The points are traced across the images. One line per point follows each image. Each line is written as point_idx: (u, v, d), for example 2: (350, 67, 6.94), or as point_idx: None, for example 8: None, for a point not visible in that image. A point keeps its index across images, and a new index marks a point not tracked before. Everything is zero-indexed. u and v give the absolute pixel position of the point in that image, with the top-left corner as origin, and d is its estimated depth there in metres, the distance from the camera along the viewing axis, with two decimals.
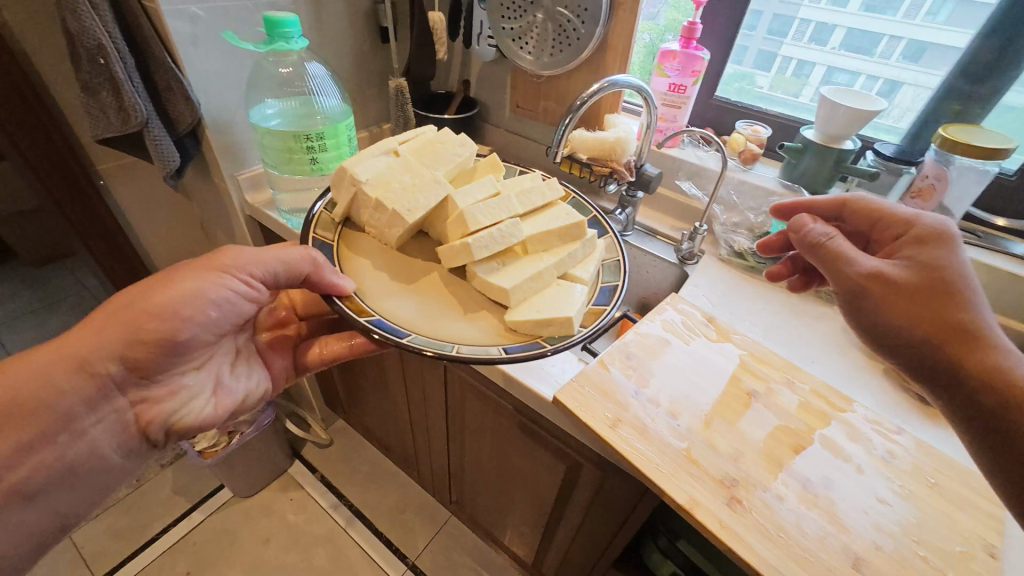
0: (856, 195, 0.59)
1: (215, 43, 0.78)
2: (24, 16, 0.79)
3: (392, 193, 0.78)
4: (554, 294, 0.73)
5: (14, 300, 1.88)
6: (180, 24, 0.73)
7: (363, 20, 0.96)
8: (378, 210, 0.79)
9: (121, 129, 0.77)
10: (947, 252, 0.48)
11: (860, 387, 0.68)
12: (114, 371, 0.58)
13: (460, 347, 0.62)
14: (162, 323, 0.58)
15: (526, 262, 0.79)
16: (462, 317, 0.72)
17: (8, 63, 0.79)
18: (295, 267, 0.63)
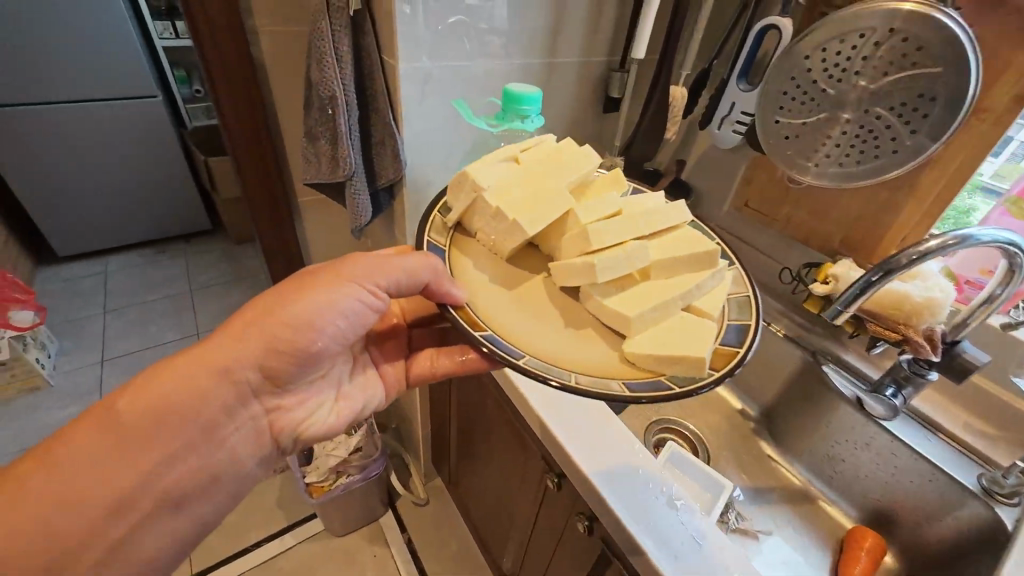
0: None
1: (440, 105, 0.70)
2: (279, 58, 0.81)
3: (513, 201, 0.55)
4: (686, 331, 0.49)
5: (213, 269, 2.18)
6: (412, 86, 0.66)
7: (590, 86, 0.84)
8: (496, 220, 0.56)
9: (328, 178, 0.74)
10: None
11: None
12: (251, 379, 0.51)
13: (580, 378, 0.44)
14: (297, 334, 0.51)
15: (648, 286, 0.55)
16: (570, 341, 0.51)
17: (256, 102, 0.82)
18: (415, 276, 0.49)
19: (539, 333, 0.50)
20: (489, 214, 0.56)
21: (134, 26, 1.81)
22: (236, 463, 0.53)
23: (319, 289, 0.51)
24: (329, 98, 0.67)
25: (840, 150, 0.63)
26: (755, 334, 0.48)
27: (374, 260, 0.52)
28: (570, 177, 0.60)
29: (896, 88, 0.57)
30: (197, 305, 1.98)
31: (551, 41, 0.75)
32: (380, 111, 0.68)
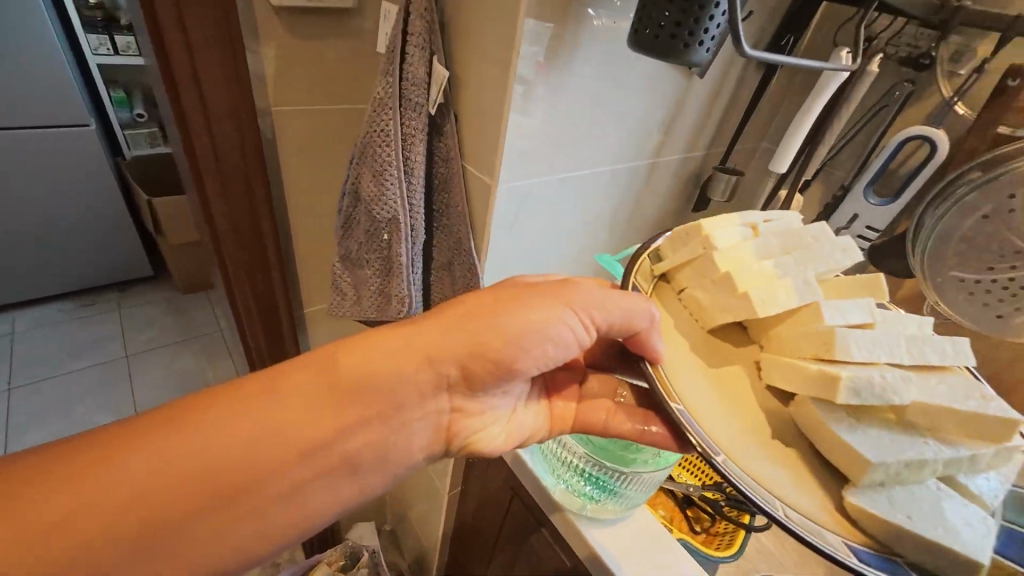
0: None
1: (536, 221, 0.53)
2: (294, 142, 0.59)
3: (743, 273, 0.40)
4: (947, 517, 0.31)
5: (153, 325, 1.82)
6: (507, 207, 0.48)
7: (687, 184, 0.69)
8: (716, 286, 0.42)
9: (371, 314, 0.55)
10: None
11: None
12: (449, 374, 0.38)
13: (788, 513, 0.30)
14: (503, 352, 0.37)
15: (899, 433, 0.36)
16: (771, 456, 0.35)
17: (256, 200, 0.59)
18: (635, 323, 0.36)
19: (731, 425, 0.35)
20: (711, 279, 0.42)
21: (64, 47, 1.50)
22: (393, 461, 0.37)
23: (538, 296, 0.37)
24: (388, 222, 0.47)
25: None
26: None
27: (601, 289, 0.38)
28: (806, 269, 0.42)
29: None
30: (134, 374, 1.64)
31: (662, 138, 0.60)
32: (455, 232, 0.51)
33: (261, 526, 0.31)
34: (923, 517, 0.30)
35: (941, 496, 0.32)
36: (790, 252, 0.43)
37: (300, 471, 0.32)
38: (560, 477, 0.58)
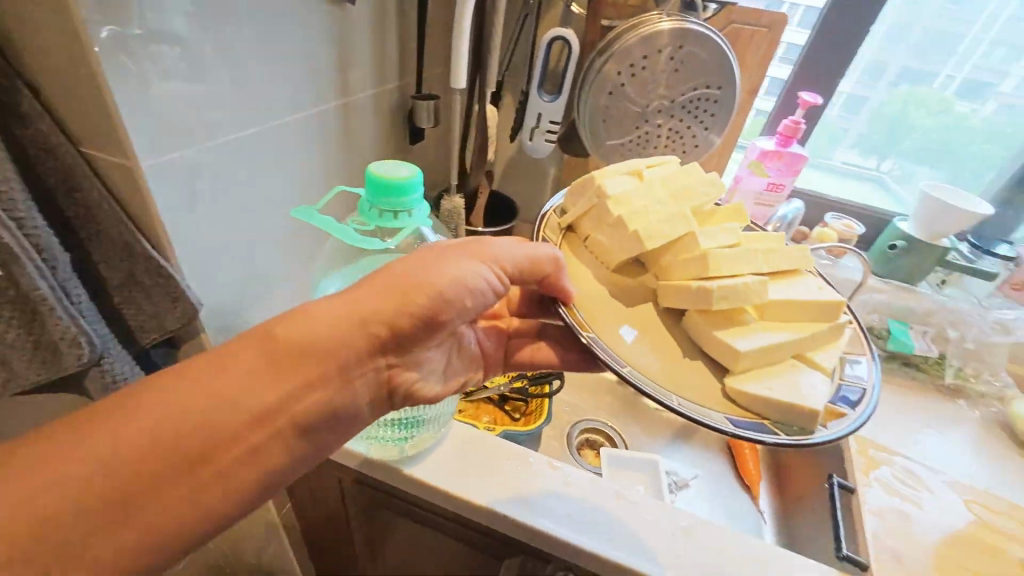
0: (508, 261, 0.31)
1: (223, 185, 0.48)
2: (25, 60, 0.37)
3: (641, 217, 0.53)
4: (785, 377, 0.46)
5: None
6: (171, 193, 0.43)
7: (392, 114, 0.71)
8: (614, 228, 0.54)
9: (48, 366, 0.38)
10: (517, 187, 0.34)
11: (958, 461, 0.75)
12: (382, 337, 0.37)
13: (683, 402, 0.43)
14: (426, 303, 0.37)
15: (759, 329, 0.50)
16: (680, 362, 0.49)
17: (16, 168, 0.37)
18: (545, 266, 0.44)
19: (636, 347, 0.49)
20: (608, 222, 0.54)
21: None
22: (342, 423, 0.37)
23: (455, 252, 0.40)
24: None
25: (670, 146, 0.77)
26: (864, 405, 0.45)
27: (513, 241, 0.44)
28: (684, 203, 0.55)
29: (690, 87, 0.71)
30: None
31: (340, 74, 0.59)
32: (106, 233, 0.42)
33: (186, 506, 0.31)
34: (787, 390, 0.44)
35: (804, 373, 0.47)
36: (672, 191, 0.56)
37: (242, 438, 0.32)
38: (370, 437, 0.56)
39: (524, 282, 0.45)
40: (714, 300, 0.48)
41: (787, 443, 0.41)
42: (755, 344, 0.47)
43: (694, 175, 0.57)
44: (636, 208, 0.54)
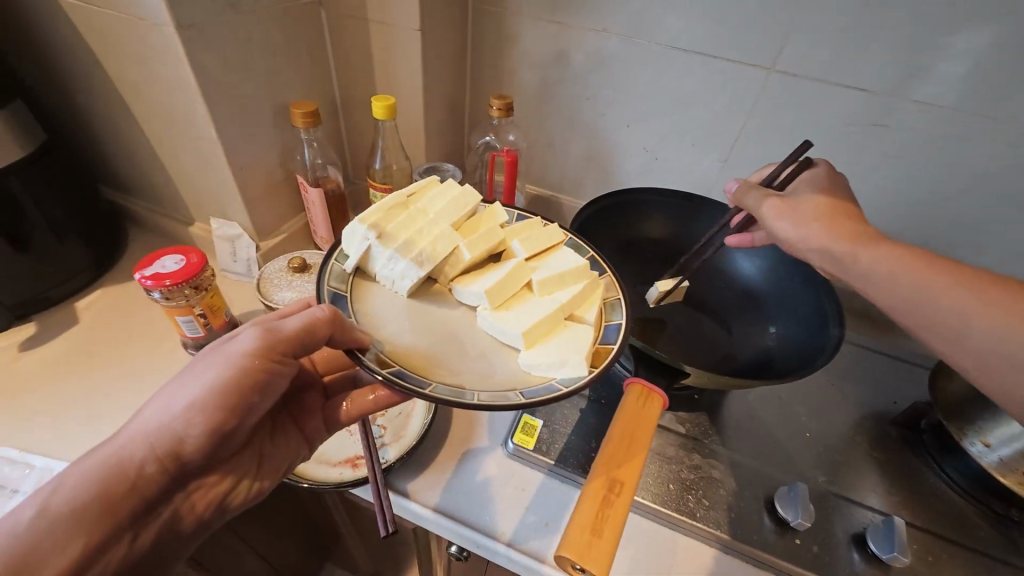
0: (239, 387, 0.37)
1: None
2: (68, 52, 0.52)
3: (390, 217, 0.49)
4: (569, 336, 0.44)
5: None
6: None
7: None
8: (398, 227, 0.48)
9: None
10: (197, 421, 0.37)
11: (156, 402, 0.38)
12: (220, 426, 0.38)
13: (480, 395, 0.39)
14: (227, 394, 0.37)
15: (538, 300, 0.48)
16: (464, 362, 0.43)
17: None
18: (308, 194, 0.61)
19: (396, 329, 0.45)
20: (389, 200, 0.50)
21: None
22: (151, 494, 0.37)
23: (261, 358, 0.38)
24: None
25: None
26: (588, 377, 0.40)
27: (316, 199, 0.61)
28: (458, 210, 0.51)
29: None
30: None
31: None
32: None
33: None
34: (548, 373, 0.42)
35: (570, 352, 0.42)
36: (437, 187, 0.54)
37: None
38: None
39: (312, 351, 0.40)
40: (493, 288, 0.46)
41: (491, 405, 0.38)
42: (540, 322, 0.44)
43: (345, 15, 0.60)
44: (398, 217, 0.49)
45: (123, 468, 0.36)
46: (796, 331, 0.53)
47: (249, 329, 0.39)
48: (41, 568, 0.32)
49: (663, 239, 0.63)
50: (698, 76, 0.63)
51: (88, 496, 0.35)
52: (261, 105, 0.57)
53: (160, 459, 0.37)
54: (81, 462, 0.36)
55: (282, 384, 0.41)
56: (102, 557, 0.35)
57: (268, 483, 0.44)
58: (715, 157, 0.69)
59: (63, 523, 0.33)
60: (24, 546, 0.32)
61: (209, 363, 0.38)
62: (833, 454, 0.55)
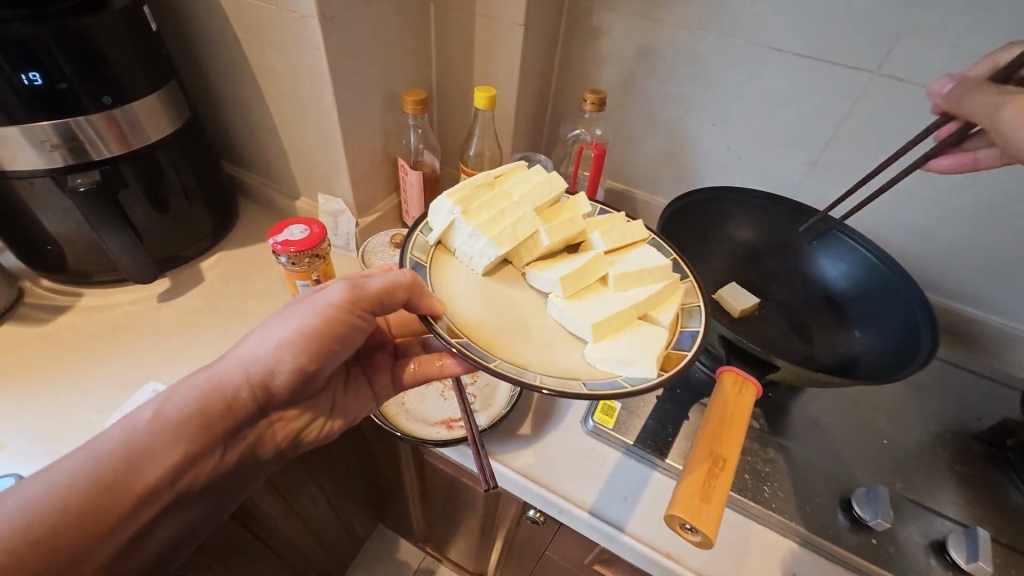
0: (330, 327, 0.41)
1: None
2: (215, 37, 0.58)
3: (478, 196, 0.50)
4: (642, 335, 0.43)
5: None
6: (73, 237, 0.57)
7: None
8: (481, 207, 0.49)
9: None
10: (290, 355, 0.41)
11: (257, 334, 0.42)
12: (310, 365, 0.42)
13: (543, 377, 0.39)
14: (321, 334, 0.41)
15: (611, 293, 0.47)
16: (530, 345, 0.43)
17: (75, 76, 0.49)
18: (408, 177, 0.66)
19: (469, 304, 0.45)
20: (477, 180, 0.51)
21: None
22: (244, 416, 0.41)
23: (352, 308, 0.42)
24: None
25: None
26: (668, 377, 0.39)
27: (415, 181, 0.66)
28: (545, 194, 0.52)
29: None
30: None
31: None
32: None
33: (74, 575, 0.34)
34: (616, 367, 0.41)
35: (640, 352, 0.40)
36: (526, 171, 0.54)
37: (144, 512, 0.37)
38: None
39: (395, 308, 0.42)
40: (569, 277, 0.46)
41: (553, 389, 0.38)
42: (612, 314, 0.44)
43: (454, 9, 0.64)
44: (485, 197, 0.50)
45: (224, 391, 0.40)
46: (882, 337, 0.54)
47: (346, 279, 0.43)
48: (147, 470, 0.36)
49: (753, 238, 0.63)
50: (795, 78, 0.63)
51: (191, 410, 0.39)
52: (376, 92, 0.62)
53: (254, 387, 0.41)
54: (188, 380, 0.40)
55: (364, 336, 0.44)
56: (196, 466, 0.39)
57: (337, 427, 0.49)
58: (804, 159, 0.69)
59: (169, 431, 0.38)
60: (137, 446, 0.36)
61: (308, 305, 0.42)
62: (912, 463, 0.55)
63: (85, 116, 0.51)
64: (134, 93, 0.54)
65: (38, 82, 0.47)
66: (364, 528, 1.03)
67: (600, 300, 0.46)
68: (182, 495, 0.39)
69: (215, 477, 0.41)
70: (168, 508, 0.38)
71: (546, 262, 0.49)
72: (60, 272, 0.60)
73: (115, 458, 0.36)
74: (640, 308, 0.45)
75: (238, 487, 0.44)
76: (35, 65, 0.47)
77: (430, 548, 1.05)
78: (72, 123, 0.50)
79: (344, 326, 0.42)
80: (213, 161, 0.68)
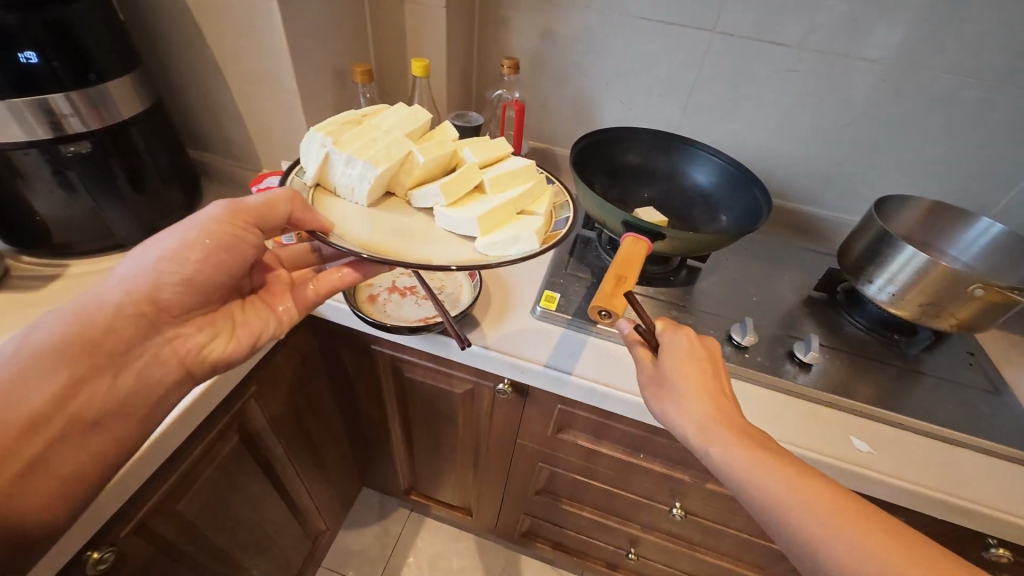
0: (206, 240, 0.49)
1: None
2: (176, 25, 0.66)
3: (344, 133, 0.60)
4: (517, 224, 0.57)
5: None
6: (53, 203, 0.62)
7: None
8: (352, 140, 0.59)
9: None
10: (169, 269, 0.48)
11: (122, 267, 0.47)
12: (191, 277, 0.49)
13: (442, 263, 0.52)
14: (197, 246, 0.49)
15: (485, 197, 0.61)
16: (429, 244, 0.56)
17: (58, 56, 0.55)
18: None
19: (359, 224, 0.57)
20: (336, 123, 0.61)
21: None
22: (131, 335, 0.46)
23: (227, 222, 0.50)
24: None
25: None
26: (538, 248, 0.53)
27: None
28: (399, 127, 0.63)
29: None
30: None
31: None
32: None
33: None
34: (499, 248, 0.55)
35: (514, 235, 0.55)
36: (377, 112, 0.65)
37: (37, 433, 0.39)
38: None
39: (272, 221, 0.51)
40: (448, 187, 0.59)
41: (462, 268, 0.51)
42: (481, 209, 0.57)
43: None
44: (355, 134, 0.61)
45: (104, 311, 0.45)
46: (738, 219, 0.73)
47: (212, 204, 0.51)
48: (30, 391, 0.39)
49: (641, 164, 0.81)
50: (661, 40, 0.82)
51: (67, 335, 0.42)
52: (326, 68, 0.72)
53: (137, 304, 0.46)
54: (54, 316, 0.43)
55: (249, 250, 0.52)
56: (88, 386, 0.42)
57: (243, 340, 0.55)
58: (676, 105, 0.88)
59: (46, 355, 0.41)
60: (12, 374, 0.39)
61: (175, 231, 0.50)
62: (774, 310, 0.74)
63: (67, 92, 0.57)
64: (108, 73, 0.61)
65: (35, 61, 0.54)
66: (348, 487, 1.10)
67: (476, 202, 0.60)
68: (78, 416, 0.42)
69: (111, 398, 0.44)
70: (65, 429, 0.41)
71: (420, 178, 0.62)
72: (45, 246, 0.66)
73: None
74: (520, 204, 0.60)
75: (140, 415, 0.46)
76: (33, 46, 0.53)
77: (414, 495, 1.15)
78: (56, 99, 0.57)
79: (224, 234, 0.50)
80: (176, 143, 0.74)
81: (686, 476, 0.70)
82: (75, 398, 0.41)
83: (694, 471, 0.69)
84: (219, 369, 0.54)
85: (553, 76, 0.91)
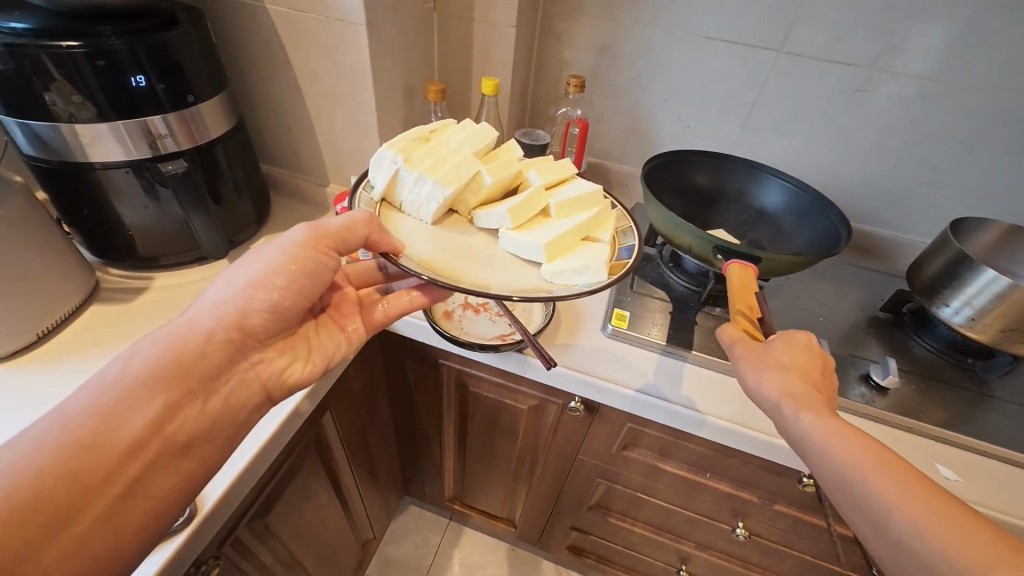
0: (292, 264, 0.49)
1: None
2: (260, 46, 0.68)
3: (416, 150, 0.61)
4: (583, 250, 0.57)
5: None
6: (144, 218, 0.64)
7: None
8: (423, 157, 0.59)
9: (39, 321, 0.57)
10: (256, 294, 0.47)
11: (211, 292, 0.47)
12: (277, 300, 0.49)
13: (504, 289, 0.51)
14: (283, 270, 0.48)
15: (548, 221, 0.60)
16: (489, 268, 0.55)
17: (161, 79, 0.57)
18: None
19: (422, 243, 0.56)
20: (408, 139, 0.62)
21: None
22: (222, 358, 0.45)
23: (312, 246, 0.50)
24: None
25: None
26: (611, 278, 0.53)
27: None
28: (468, 147, 0.64)
29: None
30: None
31: None
32: None
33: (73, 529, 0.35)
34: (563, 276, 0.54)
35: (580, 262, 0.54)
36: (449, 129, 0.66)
37: (136, 459, 0.39)
38: None
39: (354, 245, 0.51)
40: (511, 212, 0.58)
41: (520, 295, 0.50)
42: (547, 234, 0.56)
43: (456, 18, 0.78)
44: (425, 152, 0.61)
45: (196, 335, 0.44)
46: (813, 241, 0.73)
47: (296, 226, 0.51)
48: (128, 417, 0.39)
49: (707, 185, 0.81)
50: (724, 58, 0.82)
51: (163, 359, 0.42)
52: (399, 86, 0.74)
53: (227, 328, 0.46)
54: (150, 339, 0.44)
55: (330, 275, 0.52)
56: (183, 411, 0.42)
57: (319, 363, 0.55)
58: (736, 122, 0.88)
59: (143, 380, 0.40)
60: (112, 400, 0.39)
61: (261, 253, 0.50)
62: (842, 331, 0.74)
63: (166, 113, 0.59)
64: (201, 94, 0.63)
65: (142, 84, 0.56)
66: (393, 495, 1.11)
67: (540, 226, 0.59)
68: (173, 440, 0.41)
69: (203, 422, 0.43)
70: (160, 455, 0.40)
71: (484, 200, 0.62)
72: (132, 258, 0.68)
73: (92, 414, 0.38)
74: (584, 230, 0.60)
75: (230, 438, 0.46)
76: (141, 71, 0.55)
77: (457, 505, 1.15)
78: (155, 119, 0.58)
79: (308, 261, 0.50)
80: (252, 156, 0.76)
81: (753, 497, 0.70)
82: (172, 421, 0.41)
83: (763, 492, 0.69)
84: (298, 391, 0.53)
85: (611, 92, 0.92)
